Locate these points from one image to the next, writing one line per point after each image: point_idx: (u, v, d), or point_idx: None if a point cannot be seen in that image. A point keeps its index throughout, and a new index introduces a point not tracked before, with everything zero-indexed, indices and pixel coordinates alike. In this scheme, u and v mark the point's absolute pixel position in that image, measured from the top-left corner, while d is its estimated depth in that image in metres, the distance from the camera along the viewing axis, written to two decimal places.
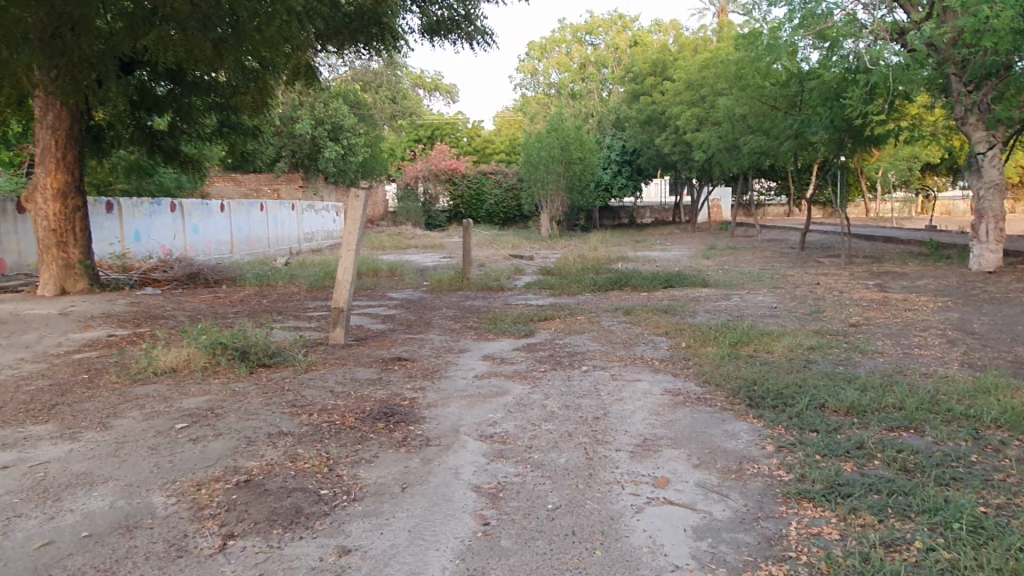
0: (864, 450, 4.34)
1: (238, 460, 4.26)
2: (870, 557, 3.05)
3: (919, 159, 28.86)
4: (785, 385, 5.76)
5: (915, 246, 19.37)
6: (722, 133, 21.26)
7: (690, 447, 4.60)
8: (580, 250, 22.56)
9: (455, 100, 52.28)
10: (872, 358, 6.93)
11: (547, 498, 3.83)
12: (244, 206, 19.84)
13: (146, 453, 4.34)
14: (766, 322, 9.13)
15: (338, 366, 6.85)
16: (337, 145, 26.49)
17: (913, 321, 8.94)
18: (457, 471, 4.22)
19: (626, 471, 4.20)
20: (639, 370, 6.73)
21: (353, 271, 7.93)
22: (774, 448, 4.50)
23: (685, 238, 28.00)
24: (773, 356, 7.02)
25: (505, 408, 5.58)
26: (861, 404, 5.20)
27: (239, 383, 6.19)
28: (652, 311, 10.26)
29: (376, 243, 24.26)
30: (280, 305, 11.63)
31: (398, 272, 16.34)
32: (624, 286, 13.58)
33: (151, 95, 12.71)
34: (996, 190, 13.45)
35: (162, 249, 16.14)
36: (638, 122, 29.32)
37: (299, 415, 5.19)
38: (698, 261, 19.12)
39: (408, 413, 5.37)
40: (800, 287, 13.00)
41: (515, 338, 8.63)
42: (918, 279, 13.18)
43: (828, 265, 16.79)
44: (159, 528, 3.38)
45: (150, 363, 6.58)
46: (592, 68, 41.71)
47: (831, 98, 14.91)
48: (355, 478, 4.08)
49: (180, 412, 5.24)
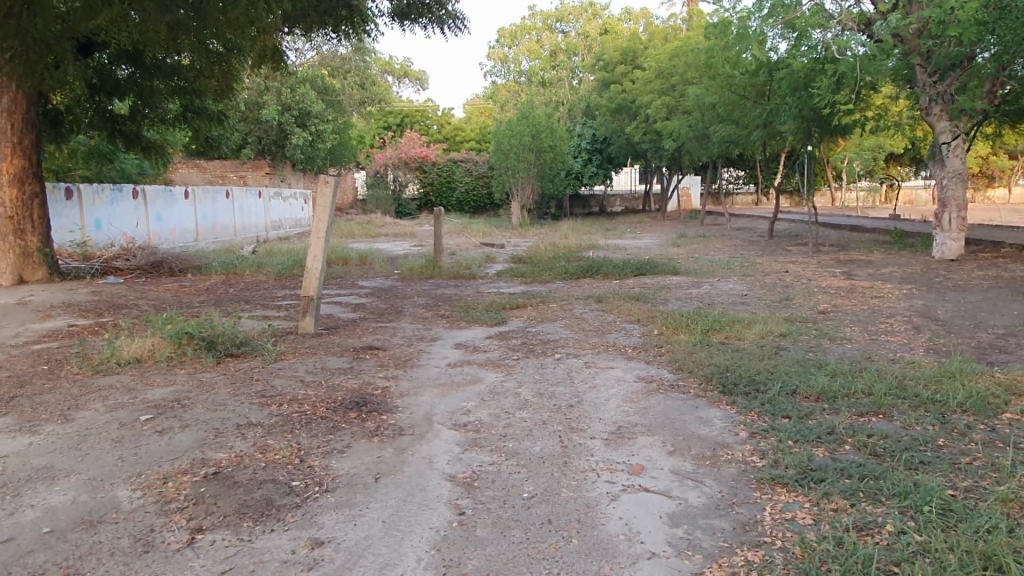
0: (834, 435, 4.39)
1: (206, 452, 4.15)
2: (843, 541, 3.07)
3: (883, 149, 29.34)
4: (757, 372, 5.81)
5: (879, 235, 19.72)
6: (691, 122, 21.39)
7: (664, 434, 4.61)
8: (550, 238, 22.56)
9: (424, 87, 51.76)
10: (840, 345, 7.02)
11: (524, 486, 3.81)
12: (209, 193, 19.46)
13: (110, 446, 4.22)
14: (736, 309, 9.22)
15: (308, 356, 6.74)
16: (305, 132, 26.06)
17: (879, 308, 9.08)
18: (431, 461, 4.17)
19: (601, 459, 4.19)
20: (612, 358, 6.74)
21: (323, 259, 7.82)
22: (747, 433, 4.54)
23: (655, 227, 28.15)
24: (744, 343, 7.08)
25: (479, 396, 5.54)
26: (831, 390, 5.26)
27: (206, 373, 6.06)
28: (624, 299, 10.30)
29: (346, 231, 24.00)
30: (247, 294, 11.42)
31: (369, 261, 16.17)
32: (596, 274, 13.62)
33: (112, 79, 12.33)
34: (959, 179, 13.71)
35: (125, 237, 15.73)
36: (608, 110, 29.36)
37: (269, 406, 5.09)
38: (668, 249, 19.26)
39: (380, 403, 5.30)
40: (769, 275, 13.16)
41: (488, 327, 8.59)
42: (883, 267, 13.42)
43: (796, 253, 17.02)
44: (124, 523, 3.28)
45: (113, 353, 6.43)
46: (562, 56, 41.65)
47: (799, 87, 15.07)
48: (327, 469, 4.02)
49: (145, 403, 5.11)
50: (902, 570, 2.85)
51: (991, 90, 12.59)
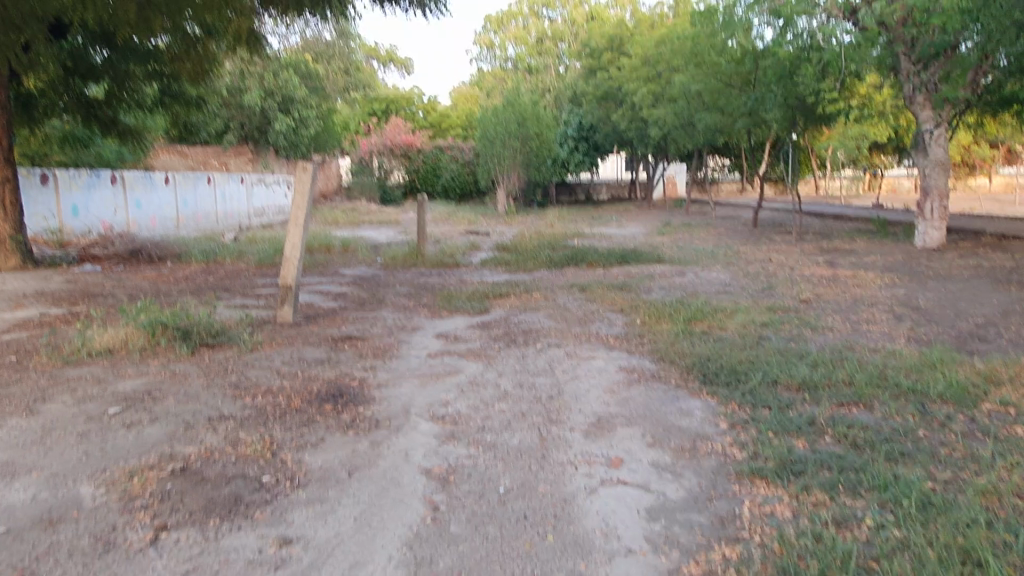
0: (815, 426, 4.35)
1: (175, 446, 4.05)
2: (823, 536, 3.02)
3: (867, 138, 29.43)
4: (739, 362, 5.78)
5: (862, 224, 19.79)
6: (677, 110, 21.33)
7: (644, 425, 4.56)
8: (536, 226, 22.46)
9: (409, 73, 51.27)
10: (822, 334, 7.00)
11: (501, 479, 3.74)
12: (190, 179, 19.17)
13: (75, 441, 4.10)
14: (719, 298, 9.21)
15: (286, 346, 6.62)
16: (288, 118, 25.72)
17: (861, 297, 9.07)
18: (406, 455, 4.09)
19: (580, 452, 4.12)
20: (594, 348, 6.68)
21: (302, 248, 7.69)
22: (728, 425, 4.49)
23: (640, 215, 28.15)
24: (726, 332, 7.04)
25: (458, 387, 5.47)
26: (812, 379, 5.23)
27: (180, 364, 5.94)
28: (608, 288, 10.24)
29: (330, 218, 23.78)
30: (227, 282, 11.26)
31: (351, 249, 16.01)
32: (580, 263, 13.56)
33: (86, 62, 12.04)
34: (941, 168, 13.76)
35: (102, 224, 15.47)
36: (595, 98, 29.22)
37: (243, 398, 4.98)
38: (653, 238, 19.23)
39: (357, 394, 5.21)
40: (753, 264, 13.15)
41: (469, 316, 8.51)
42: (866, 256, 13.45)
43: (779, 242, 17.04)
44: (85, 521, 3.18)
45: (84, 344, 6.29)
46: (549, 43, 41.46)
47: (784, 75, 15.06)
48: (300, 463, 3.92)
49: (115, 396, 4.98)
50: (881, 566, 2.81)
51: (973, 79, 12.60)
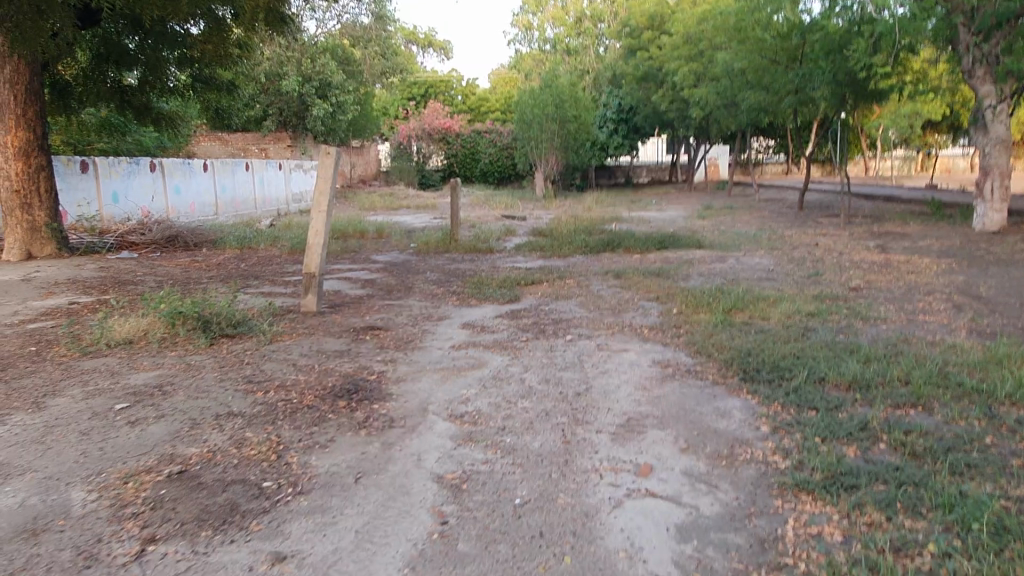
0: (867, 431, 3.94)
1: (176, 446, 3.85)
2: (877, 567, 2.66)
3: (920, 116, 28.20)
4: (782, 357, 5.36)
5: (916, 206, 18.85)
6: (720, 89, 20.59)
7: (677, 428, 4.20)
8: (574, 210, 22.03)
9: (448, 57, 50.91)
10: (874, 326, 6.52)
11: (519, 487, 3.45)
12: (229, 166, 19.21)
13: (75, 440, 3.93)
14: (763, 286, 8.73)
15: (307, 337, 6.41)
16: (325, 103, 25.42)
17: (916, 285, 8.50)
18: (419, 459, 3.81)
19: (605, 458, 3.79)
20: (627, 340, 6.30)
21: (325, 233, 7.42)
22: (770, 428, 4.11)
23: (682, 198, 27.40)
24: (769, 323, 6.61)
25: (481, 382, 5.17)
26: (864, 378, 4.79)
27: (196, 356, 5.76)
28: (644, 275, 9.83)
29: (367, 203, 23.67)
30: (258, 269, 11.15)
31: (385, 234, 15.83)
32: (617, 249, 13.12)
33: (120, 48, 12.02)
34: (1002, 146, 12.95)
35: (142, 211, 15.53)
36: (635, 78, 28.42)
37: (254, 393, 4.76)
38: (694, 221, 18.67)
39: (375, 390, 4.96)
40: (799, 248, 12.53)
41: (499, 304, 8.21)
42: (920, 240, 12.74)
43: (827, 225, 16.31)
44: (70, 532, 3.01)
45: (103, 335, 6.17)
46: (588, 23, 40.54)
47: (834, 49, 14.31)
48: (306, 467, 3.68)
49: (125, 390, 4.83)
50: None
51: None
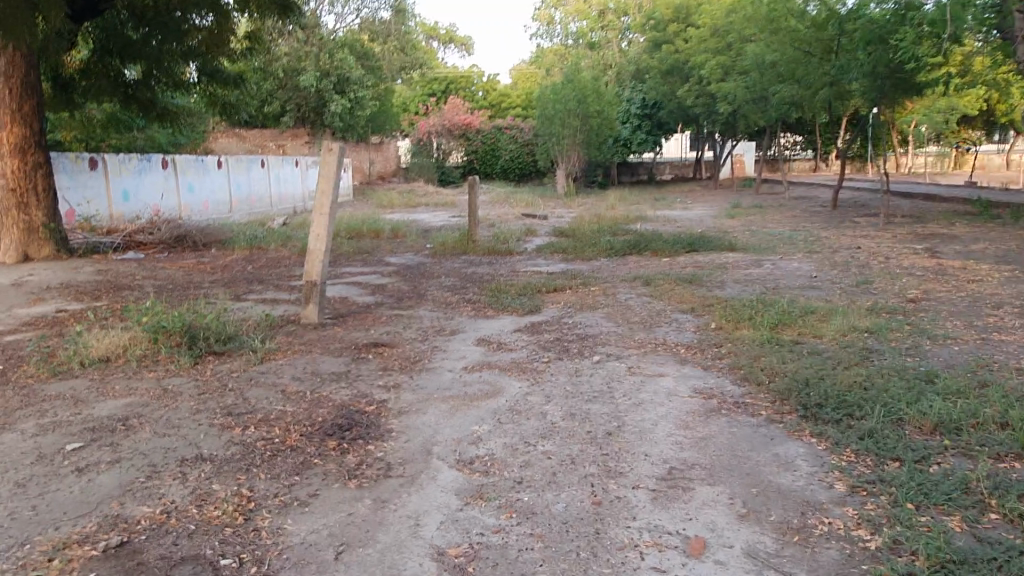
0: (973, 496, 3.17)
1: (126, 505, 3.18)
2: None
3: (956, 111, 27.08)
4: (847, 389, 4.56)
5: (960, 207, 17.79)
6: (750, 83, 19.62)
7: (731, 483, 3.47)
8: (596, 209, 21.19)
9: (470, 53, 50.17)
10: (946, 346, 5.71)
11: (538, 573, 2.75)
12: (243, 162, 18.65)
13: (8, 494, 3.28)
14: (809, 296, 7.92)
15: (301, 356, 5.73)
16: (343, 99, 24.58)
17: (981, 296, 7.64)
18: (417, 524, 3.11)
19: (645, 527, 3.06)
20: (663, 362, 5.55)
21: (327, 238, 6.74)
22: (847, 488, 3.35)
23: (707, 196, 26.39)
24: (823, 343, 5.83)
25: (495, 417, 4.44)
26: (952, 419, 4.01)
27: (174, 379, 5.10)
28: (677, 282, 9.02)
29: (384, 200, 23.01)
30: (263, 273, 10.52)
31: (401, 234, 15.19)
32: (643, 251, 12.29)
33: (123, 39, 11.42)
34: None
35: (152, 210, 15.03)
36: (659, 72, 27.29)
37: (231, 430, 4.09)
38: (723, 221, 17.76)
39: (372, 426, 4.25)
40: (840, 252, 11.65)
41: (518, 316, 7.49)
42: (972, 243, 11.87)
43: (865, 225, 15.37)
44: None
45: (78, 353, 5.53)
46: (611, 16, 39.58)
47: (876, 40, 13.27)
48: (278, 534, 3.01)
49: (84, 424, 4.16)
50: None
51: None
